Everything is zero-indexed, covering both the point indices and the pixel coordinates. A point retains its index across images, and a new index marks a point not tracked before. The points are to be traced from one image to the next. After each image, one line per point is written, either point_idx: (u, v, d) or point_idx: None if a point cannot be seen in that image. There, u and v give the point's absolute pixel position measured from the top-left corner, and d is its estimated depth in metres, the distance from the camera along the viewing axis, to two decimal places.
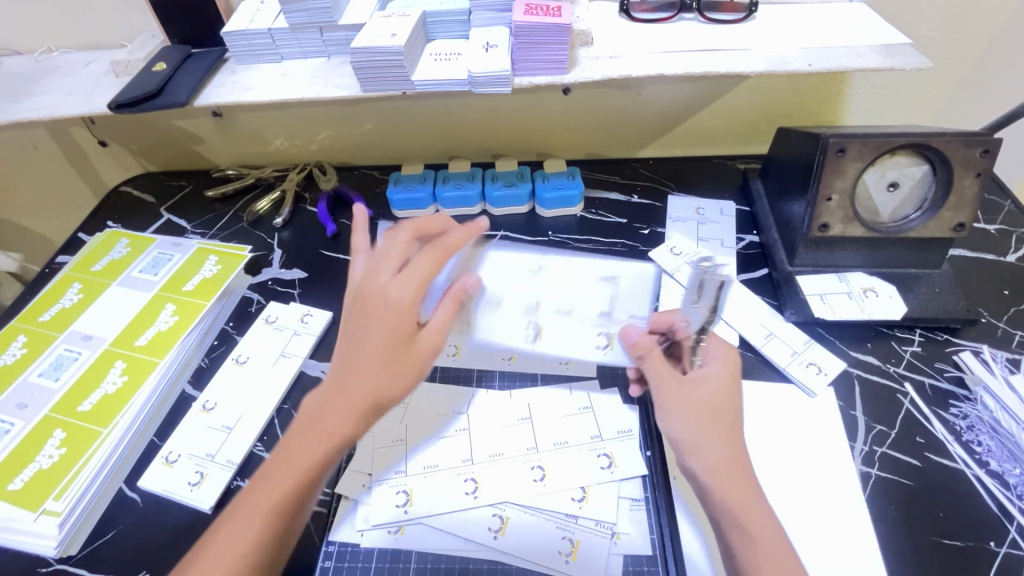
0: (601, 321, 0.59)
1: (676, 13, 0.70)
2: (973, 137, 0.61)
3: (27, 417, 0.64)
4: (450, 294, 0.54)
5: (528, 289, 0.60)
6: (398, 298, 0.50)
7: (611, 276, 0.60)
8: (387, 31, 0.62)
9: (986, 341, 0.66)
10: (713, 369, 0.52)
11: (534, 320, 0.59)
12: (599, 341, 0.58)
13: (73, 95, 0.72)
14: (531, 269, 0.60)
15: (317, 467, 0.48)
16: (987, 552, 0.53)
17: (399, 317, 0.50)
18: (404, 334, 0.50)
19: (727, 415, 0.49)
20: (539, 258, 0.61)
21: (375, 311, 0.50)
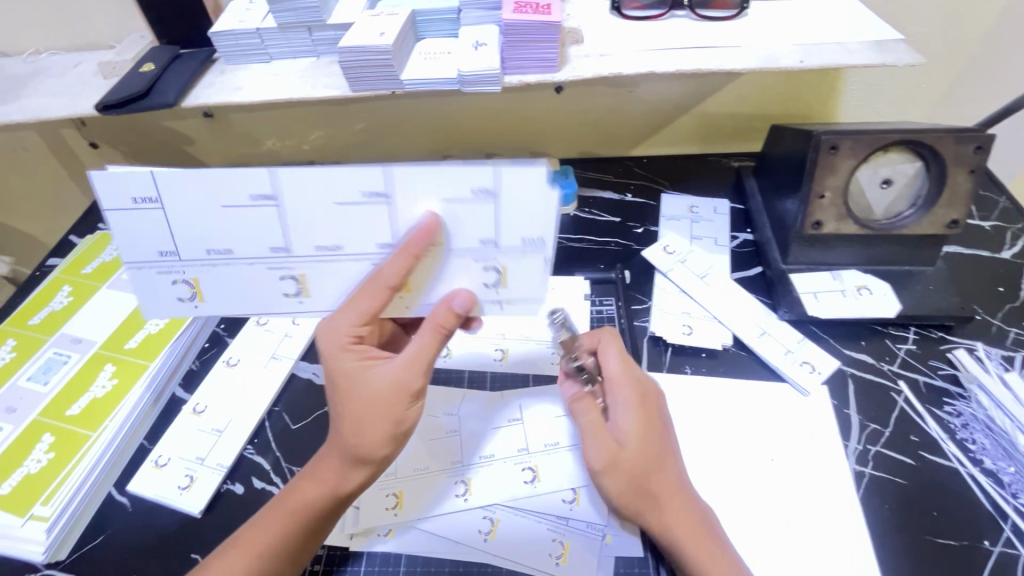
0: (484, 251, 0.48)
1: (668, 10, 0.69)
2: (967, 133, 0.61)
3: (16, 421, 0.64)
4: (430, 323, 0.48)
5: (477, 225, 0.47)
6: (375, 390, 0.48)
7: (490, 190, 0.45)
8: (376, 29, 0.62)
9: (980, 338, 0.66)
10: (629, 416, 0.51)
11: (490, 264, 0.49)
12: (487, 278, 0.49)
13: (60, 96, 0.71)
14: (469, 194, 0.46)
15: (315, 518, 0.50)
16: (981, 551, 0.52)
17: (391, 408, 0.48)
18: (390, 387, 0.48)
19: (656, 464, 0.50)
20: (481, 175, 0.45)
21: (358, 413, 0.48)
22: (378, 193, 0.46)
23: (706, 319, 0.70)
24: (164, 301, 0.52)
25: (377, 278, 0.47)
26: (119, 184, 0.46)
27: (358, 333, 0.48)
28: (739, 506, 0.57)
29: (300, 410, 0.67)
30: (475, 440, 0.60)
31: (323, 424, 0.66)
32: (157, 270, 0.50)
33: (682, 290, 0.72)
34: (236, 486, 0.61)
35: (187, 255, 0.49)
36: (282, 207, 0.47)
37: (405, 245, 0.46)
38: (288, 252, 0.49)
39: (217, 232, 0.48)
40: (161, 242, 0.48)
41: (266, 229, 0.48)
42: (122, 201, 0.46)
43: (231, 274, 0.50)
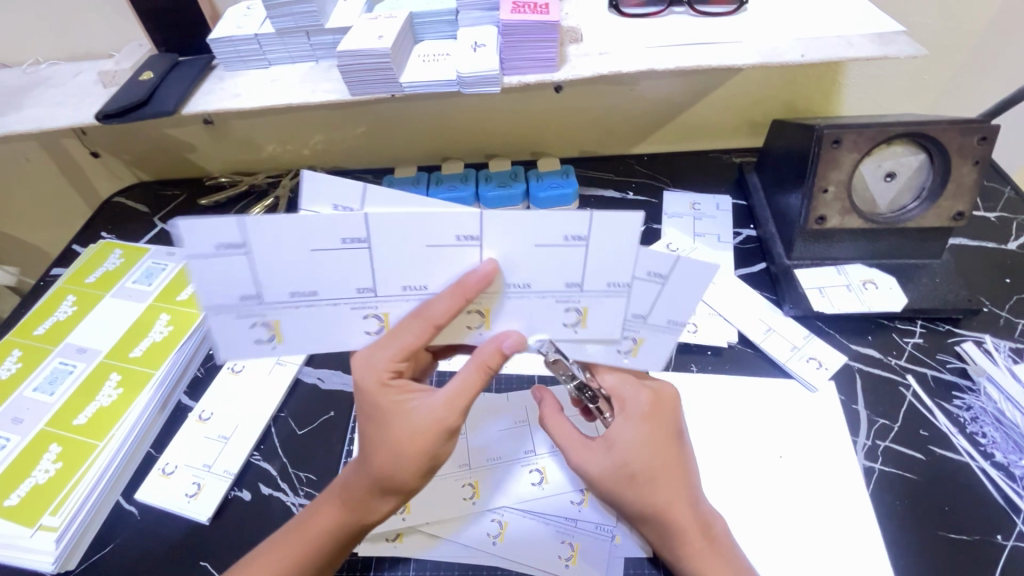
0: (568, 294, 0.45)
1: (667, 7, 0.69)
2: (970, 124, 0.60)
3: (23, 431, 0.64)
4: (476, 360, 0.46)
5: (564, 269, 0.43)
6: (416, 427, 0.46)
7: (582, 233, 0.41)
8: (374, 33, 0.62)
9: (988, 331, 0.65)
10: (638, 424, 0.49)
11: (629, 333, 0.48)
12: (567, 317, 0.46)
13: (61, 106, 0.71)
14: (560, 238, 0.41)
15: (339, 541, 0.49)
16: (994, 546, 0.52)
17: (431, 444, 0.46)
18: (428, 425, 0.46)
19: (664, 478, 0.48)
20: (661, 259, 0.43)
21: (392, 453, 0.47)
22: (466, 236, 0.42)
23: (712, 317, 0.69)
24: (239, 342, 0.46)
25: (425, 314, 0.44)
26: (205, 229, 0.39)
27: (397, 368, 0.47)
28: (748, 504, 0.56)
29: (305, 415, 0.67)
30: (483, 441, 0.60)
31: (329, 429, 0.66)
32: (237, 315, 0.44)
33: None
34: (243, 493, 0.61)
35: (270, 297, 0.44)
36: (371, 250, 0.42)
37: (460, 286, 0.43)
38: (375, 291, 0.45)
39: (302, 271, 0.43)
40: (244, 284, 0.42)
41: (352, 269, 0.43)
42: (205, 247, 0.40)
43: (314, 316, 0.45)
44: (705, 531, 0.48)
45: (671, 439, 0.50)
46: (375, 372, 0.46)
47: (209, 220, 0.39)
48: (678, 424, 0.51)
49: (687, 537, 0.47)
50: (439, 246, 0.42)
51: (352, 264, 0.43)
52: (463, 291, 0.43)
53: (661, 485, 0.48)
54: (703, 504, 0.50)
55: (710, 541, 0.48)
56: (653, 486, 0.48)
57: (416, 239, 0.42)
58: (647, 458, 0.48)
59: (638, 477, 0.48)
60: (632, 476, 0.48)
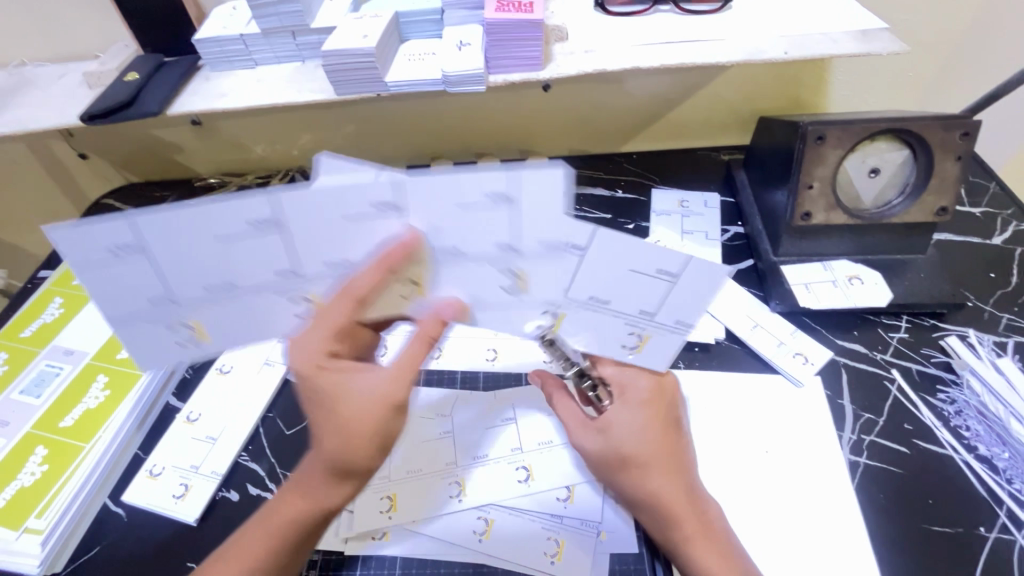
0: (552, 300, 0.45)
1: (652, 5, 0.69)
2: (953, 120, 0.61)
3: (9, 434, 0.63)
4: (417, 331, 0.46)
5: (552, 276, 0.43)
6: (356, 404, 0.45)
7: (584, 241, 0.41)
8: (358, 32, 0.62)
9: (973, 325, 0.66)
10: (633, 410, 0.50)
11: (635, 330, 0.47)
12: (544, 320, 0.47)
13: (45, 108, 0.71)
14: (562, 244, 0.41)
15: (300, 531, 0.49)
16: (977, 538, 0.52)
17: (376, 422, 0.45)
18: (371, 402, 0.45)
19: (659, 462, 0.49)
20: (672, 259, 0.41)
21: (339, 435, 0.46)
22: (382, 204, 0.40)
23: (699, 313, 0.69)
24: (158, 345, 0.47)
25: (351, 293, 0.44)
26: (88, 235, 0.39)
27: (329, 348, 0.46)
28: (734, 500, 0.57)
29: (293, 415, 0.67)
30: (470, 439, 0.60)
31: None
32: (151, 318, 0.45)
33: None
34: (231, 493, 0.61)
35: (181, 295, 0.44)
36: (281, 227, 0.41)
37: (383, 259, 0.42)
38: (296, 273, 0.44)
39: (209, 267, 0.42)
40: (150, 287, 0.43)
41: (264, 251, 0.42)
42: (96, 252, 0.40)
43: (237, 308, 0.45)
44: (701, 518, 0.48)
45: (669, 425, 0.50)
46: (309, 354, 0.46)
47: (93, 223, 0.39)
48: (675, 411, 0.51)
49: (681, 523, 0.48)
50: (440, 246, 0.42)
51: (264, 248, 0.42)
52: (388, 262, 0.42)
53: (655, 470, 0.49)
54: (699, 491, 0.50)
55: (706, 530, 0.48)
56: (648, 471, 0.48)
57: (327, 212, 0.40)
58: (643, 443, 0.49)
59: (633, 461, 0.49)
60: (627, 459, 0.49)
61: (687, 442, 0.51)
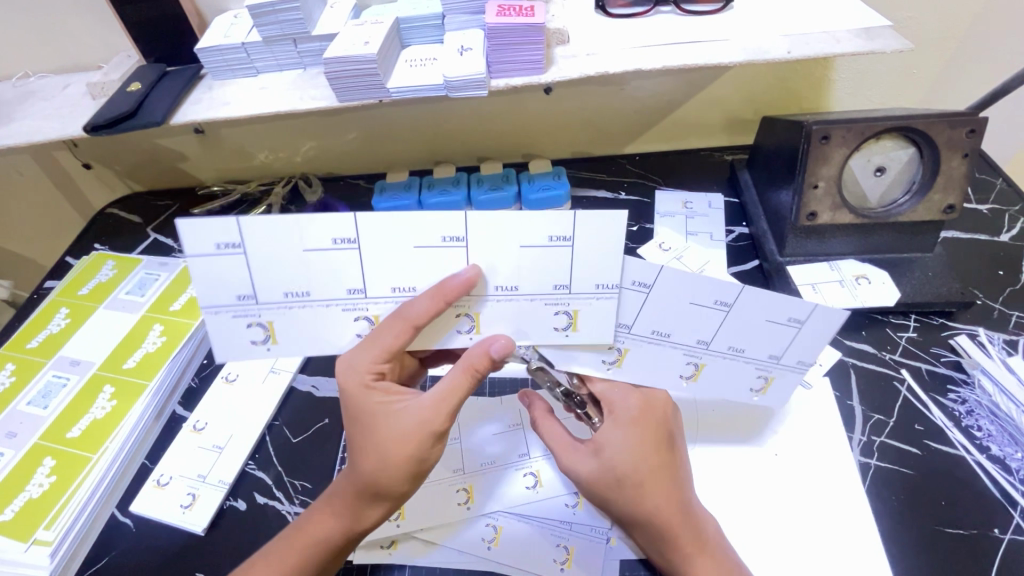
0: (695, 350, 0.51)
1: (653, 6, 0.69)
2: (959, 117, 0.60)
3: (17, 445, 0.64)
4: (464, 363, 0.46)
5: (701, 327, 0.49)
6: (401, 428, 0.46)
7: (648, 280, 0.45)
8: (360, 39, 0.62)
9: (982, 324, 0.65)
10: (622, 430, 0.49)
11: (763, 373, 0.53)
12: (685, 369, 0.52)
13: (49, 119, 0.71)
14: (708, 300, 0.47)
15: (329, 551, 0.49)
16: (992, 539, 0.52)
17: (417, 446, 0.47)
18: (415, 427, 0.46)
19: (656, 481, 0.47)
20: (800, 306, 0.47)
21: (379, 454, 0.47)
22: (451, 238, 0.43)
23: None
24: (236, 344, 0.46)
25: (404, 317, 0.44)
26: (203, 229, 0.41)
27: (379, 370, 0.47)
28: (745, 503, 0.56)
29: (300, 423, 0.67)
30: (474, 446, 0.60)
31: (323, 436, 0.65)
32: (235, 314, 0.45)
33: None
34: (239, 502, 0.61)
35: (265, 297, 0.44)
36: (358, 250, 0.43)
37: (440, 289, 0.44)
38: (366, 293, 0.45)
39: (293, 272, 0.43)
40: (241, 284, 0.43)
41: (342, 269, 0.44)
42: (206, 247, 0.42)
43: (310, 316, 0.46)
44: (698, 534, 0.48)
45: (663, 444, 0.49)
46: (357, 373, 0.47)
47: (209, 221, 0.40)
48: (668, 429, 0.50)
49: (678, 540, 0.47)
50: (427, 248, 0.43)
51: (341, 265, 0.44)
52: (439, 294, 0.44)
53: (652, 489, 0.47)
54: (695, 508, 0.49)
55: (703, 546, 0.48)
56: (645, 491, 0.47)
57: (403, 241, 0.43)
58: (637, 463, 0.47)
59: (628, 482, 0.47)
60: (623, 480, 0.47)
61: (680, 454, 0.50)
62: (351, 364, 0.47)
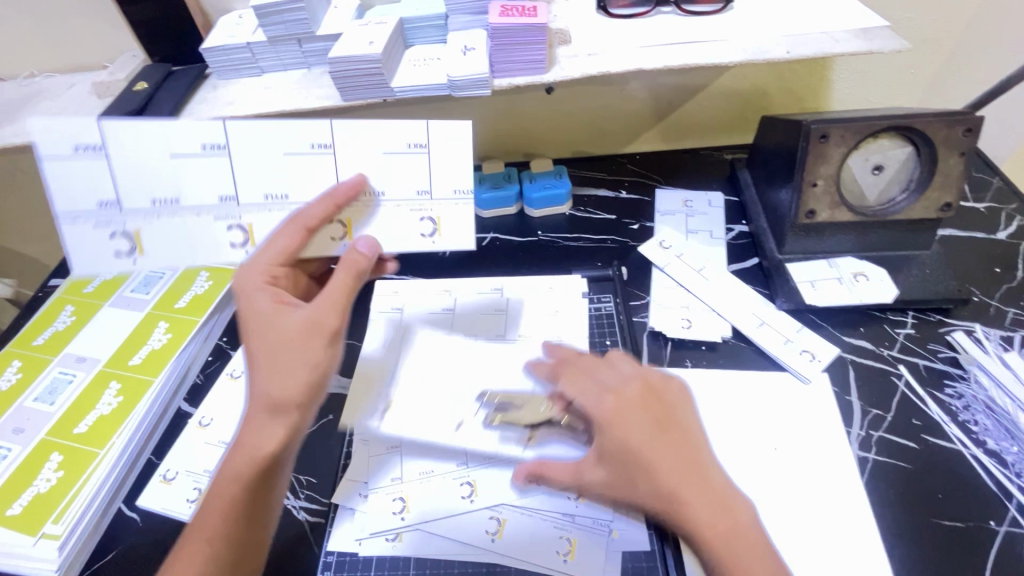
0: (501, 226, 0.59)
1: (654, 7, 0.70)
2: (955, 116, 0.61)
3: (24, 441, 0.64)
4: (346, 262, 0.51)
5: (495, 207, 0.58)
6: (291, 328, 0.48)
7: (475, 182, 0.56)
8: (365, 39, 0.62)
9: (979, 320, 0.66)
10: (611, 405, 0.47)
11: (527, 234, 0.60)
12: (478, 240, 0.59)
13: (55, 118, 0.72)
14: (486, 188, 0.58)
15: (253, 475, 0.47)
16: (988, 531, 0.52)
17: (309, 344, 0.48)
18: (314, 324, 0.48)
19: (661, 461, 0.45)
20: None
21: (268, 359, 0.48)
22: (415, 144, 0.56)
23: (705, 313, 0.70)
24: (100, 246, 0.57)
25: (302, 219, 0.53)
26: (70, 133, 0.54)
27: (273, 273, 0.52)
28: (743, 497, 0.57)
29: None
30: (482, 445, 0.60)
31: None
32: (96, 222, 0.57)
33: (680, 285, 0.73)
34: None
35: (125, 205, 0.56)
36: (229, 156, 0.55)
37: (333, 195, 0.54)
38: (236, 201, 0.57)
39: (157, 179, 0.56)
40: (103, 191, 0.56)
41: (319, 174, 0.56)
42: (68, 150, 0.55)
43: (171, 222, 0.57)
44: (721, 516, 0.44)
45: (663, 420, 0.46)
46: (255, 275, 0.51)
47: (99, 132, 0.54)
48: (662, 402, 0.47)
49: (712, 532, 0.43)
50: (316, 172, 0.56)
51: (161, 177, 0.56)
52: (324, 208, 0.54)
53: (657, 467, 0.44)
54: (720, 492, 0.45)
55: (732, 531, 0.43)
56: (649, 475, 0.45)
57: (375, 148, 0.56)
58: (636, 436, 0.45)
59: (637, 460, 0.45)
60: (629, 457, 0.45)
61: (701, 442, 0.47)
62: (253, 270, 0.52)
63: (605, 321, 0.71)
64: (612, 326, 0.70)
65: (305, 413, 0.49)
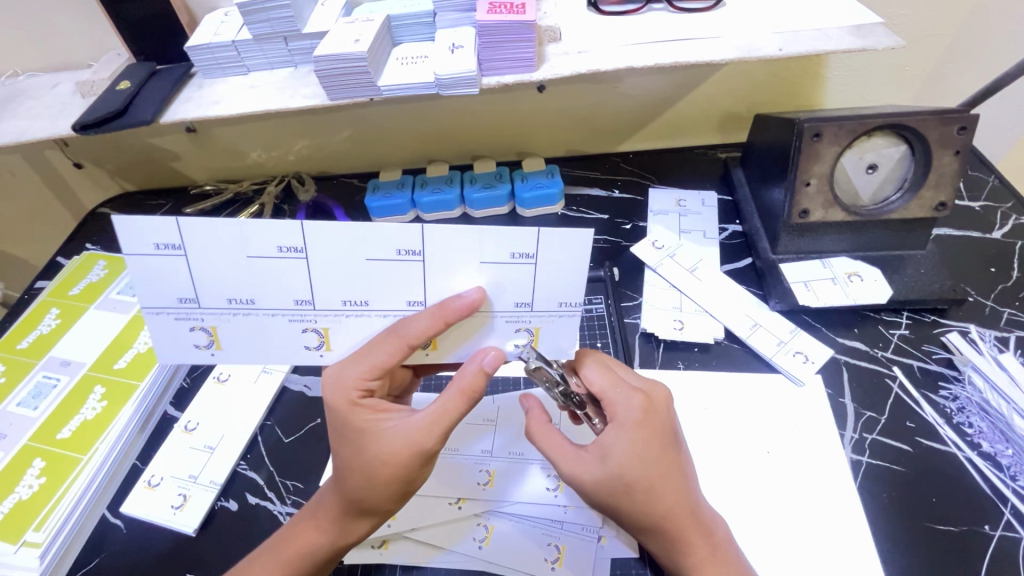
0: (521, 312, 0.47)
1: (645, 4, 0.68)
2: (950, 114, 0.60)
3: (7, 446, 0.63)
4: (459, 383, 0.47)
5: (516, 287, 0.46)
6: (390, 447, 0.47)
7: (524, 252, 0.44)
8: (350, 37, 0.61)
9: (974, 321, 0.65)
10: (626, 432, 0.47)
11: (523, 323, 0.48)
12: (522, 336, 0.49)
13: (37, 118, 0.70)
14: (506, 255, 0.44)
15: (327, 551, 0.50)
16: (983, 535, 0.52)
17: (404, 466, 0.47)
18: (410, 448, 0.46)
19: (666, 485, 0.47)
20: (523, 237, 0.43)
21: (366, 472, 0.47)
22: (522, 254, 0.44)
23: (698, 313, 0.69)
24: (179, 343, 0.49)
25: (402, 334, 0.45)
26: (144, 229, 0.42)
27: (367, 387, 0.48)
28: (733, 499, 0.56)
29: (292, 423, 0.66)
30: (471, 451, 0.59)
31: (316, 437, 0.65)
32: (177, 317, 0.47)
33: (672, 285, 0.72)
34: (230, 503, 0.61)
35: (207, 302, 0.46)
36: (308, 260, 0.44)
37: (443, 308, 0.45)
38: (313, 305, 0.47)
39: (236, 281, 0.45)
40: (181, 287, 0.45)
41: (407, 285, 0.46)
42: (145, 246, 0.43)
43: (248, 323, 0.48)
44: (706, 530, 0.48)
45: (664, 445, 0.48)
46: (346, 389, 0.47)
47: (146, 220, 0.42)
48: (673, 425, 0.50)
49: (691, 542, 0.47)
50: (381, 260, 0.44)
51: (241, 278, 0.45)
52: (435, 323, 0.45)
53: (662, 491, 0.47)
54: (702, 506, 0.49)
55: (713, 545, 0.48)
56: (652, 498, 0.47)
57: (473, 258, 0.44)
58: (641, 466, 0.46)
59: (635, 487, 0.47)
60: (628, 488, 0.46)
61: (687, 456, 0.50)
62: (343, 377, 0.48)
63: (596, 323, 0.70)
64: (603, 330, 0.69)
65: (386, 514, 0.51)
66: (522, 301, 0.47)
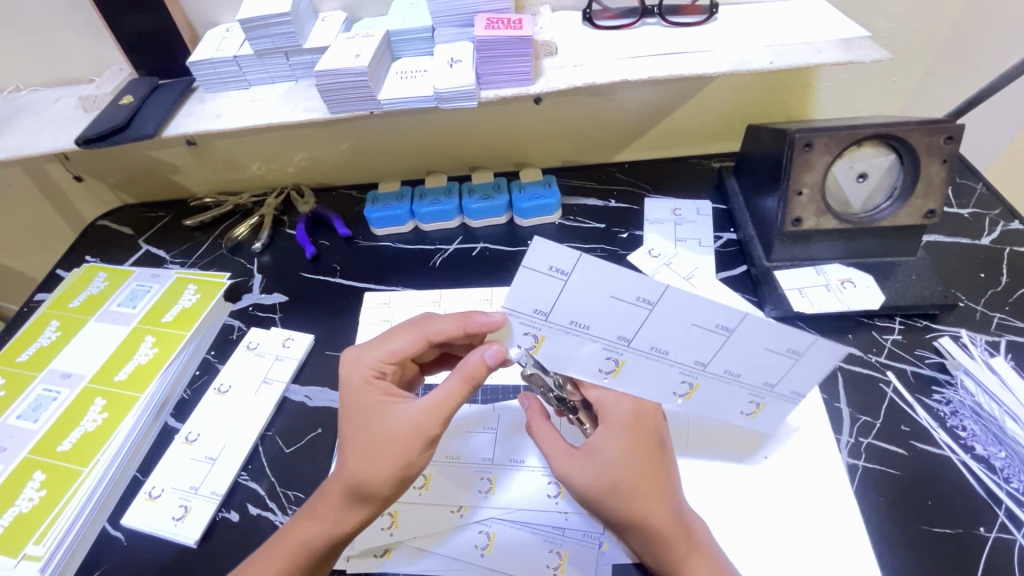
0: (759, 392, 0.51)
1: (639, 18, 0.70)
2: (936, 124, 0.62)
3: (7, 460, 0.63)
4: (461, 371, 0.50)
5: (767, 372, 0.49)
6: (395, 425, 0.50)
7: (800, 349, 0.46)
8: (350, 52, 0.62)
9: (964, 325, 0.67)
10: (613, 434, 0.51)
11: (756, 399, 0.52)
12: (745, 408, 0.53)
13: (40, 132, 0.71)
14: (781, 348, 0.47)
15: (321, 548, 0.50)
16: (978, 537, 0.52)
17: (405, 445, 0.50)
18: (411, 426, 0.50)
19: (647, 487, 0.49)
20: (799, 339, 0.45)
21: (371, 447, 0.50)
22: (793, 350, 0.46)
23: None
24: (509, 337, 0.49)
25: (425, 329, 0.54)
26: (548, 251, 0.41)
27: (380, 369, 0.54)
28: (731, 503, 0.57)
29: (292, 433, 0.66)
30: (473, 460, 0.60)
31: (316, 447, 0.65)
32: (520, 321, 0.47)
33: None
34: (232, 513, 0.61)
35: (554, 317, 0.46)
36: (649, 313, 0.45)
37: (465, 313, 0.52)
38: (628, 342, 0.47)
39: (586, 308, 0.45)
40: (543, 301, 0.44)
41: (623, 322, 0.46)
42: (540, 265, 0.42)
43: (571, 340, 0.47)
44: (686, 534, 0.49)
45: (651, 448, 0.51)
46: (361, 370, 0.54)
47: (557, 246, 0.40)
48: (660, 432, 0.52)
49: (672, 546, 0.48)
50: (647, 301, 0.44)
51: (596, 308, 0.45)
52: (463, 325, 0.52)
53: (645, 492, 0.49)
54: (684, 510, 0.50)
55: (694, 547, 0.48)
56: (632, 499, 0.49)
57: (758, 343, 0.47)
58: (627, 466, 0.49)
59: (620, 487, 0.49)
60: (615, 485, 0.49)
61: (672, 462, 0.52)
62: (363, 357, 0.55)
63: None
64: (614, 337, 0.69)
65: (384, 505, 0.51)
66: (768, 382, 0.50)
